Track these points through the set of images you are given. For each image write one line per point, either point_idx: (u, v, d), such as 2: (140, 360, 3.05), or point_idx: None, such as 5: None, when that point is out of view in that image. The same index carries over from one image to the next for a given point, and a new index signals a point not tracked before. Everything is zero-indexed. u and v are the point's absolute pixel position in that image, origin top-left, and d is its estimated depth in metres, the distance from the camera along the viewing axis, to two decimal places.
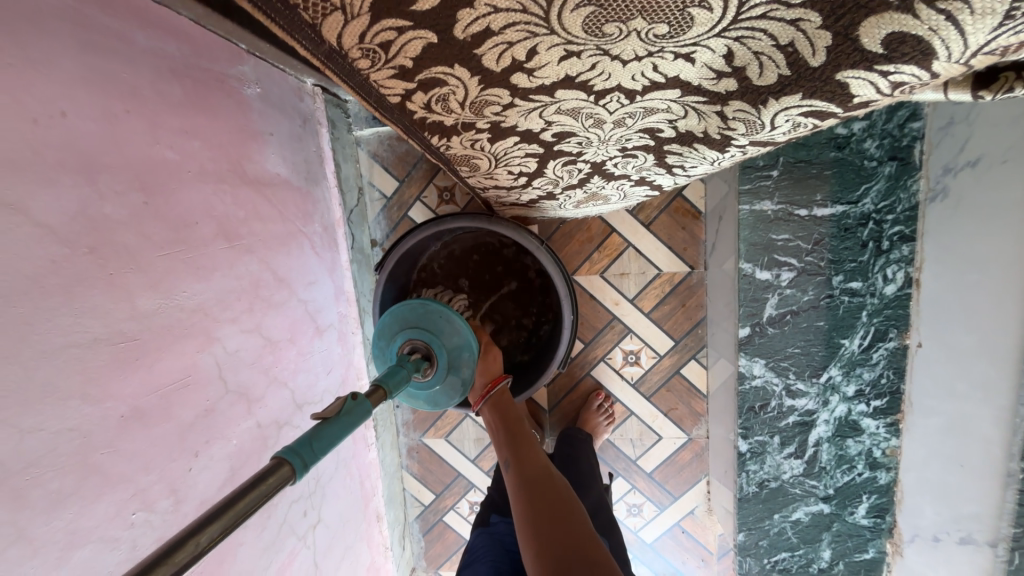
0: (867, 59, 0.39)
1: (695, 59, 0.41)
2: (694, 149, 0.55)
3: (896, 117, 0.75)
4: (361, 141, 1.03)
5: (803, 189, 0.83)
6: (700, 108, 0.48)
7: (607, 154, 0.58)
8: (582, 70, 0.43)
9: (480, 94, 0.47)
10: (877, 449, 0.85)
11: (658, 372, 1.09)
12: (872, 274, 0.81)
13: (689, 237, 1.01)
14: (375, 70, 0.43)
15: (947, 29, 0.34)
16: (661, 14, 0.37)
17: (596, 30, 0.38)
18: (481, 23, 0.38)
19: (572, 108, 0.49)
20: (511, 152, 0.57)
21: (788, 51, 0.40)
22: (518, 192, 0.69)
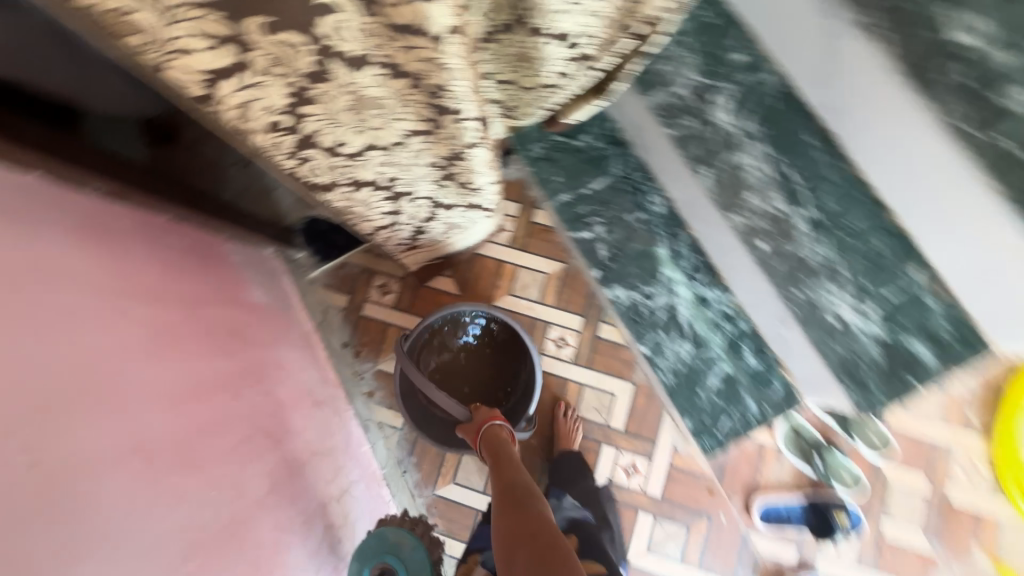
0: (440, 97, 0.71)
1: (417, 117, 0.77)
2: (460, 166, 0.93)
3: (601, 125, 1.28)
4: (314, 279, 1.48)
5: (580, 178, 1.29)
6: (446, 139, 0.84)
7: (427, 188, 0.98)
8: (364, 139, 0.79)
9: (331, 161, 0.81)
10: (724, 305, 1.21)
11: (583, 345, 1.39)
12: (647, 204, 1.24)
13: (553, 243, 1.42)
14: (279, 159, 0.77)
15: (440, 82, 0.68)
16: (371, 107, 0.72)
17: (372, 119, 0.74)
18: (308, 130, 0.72)
19: (380, 160, 0.85)
20: (373, 197, 0.95)
21: (438, 103, 0.73)
22: (398, 226, 1.09)
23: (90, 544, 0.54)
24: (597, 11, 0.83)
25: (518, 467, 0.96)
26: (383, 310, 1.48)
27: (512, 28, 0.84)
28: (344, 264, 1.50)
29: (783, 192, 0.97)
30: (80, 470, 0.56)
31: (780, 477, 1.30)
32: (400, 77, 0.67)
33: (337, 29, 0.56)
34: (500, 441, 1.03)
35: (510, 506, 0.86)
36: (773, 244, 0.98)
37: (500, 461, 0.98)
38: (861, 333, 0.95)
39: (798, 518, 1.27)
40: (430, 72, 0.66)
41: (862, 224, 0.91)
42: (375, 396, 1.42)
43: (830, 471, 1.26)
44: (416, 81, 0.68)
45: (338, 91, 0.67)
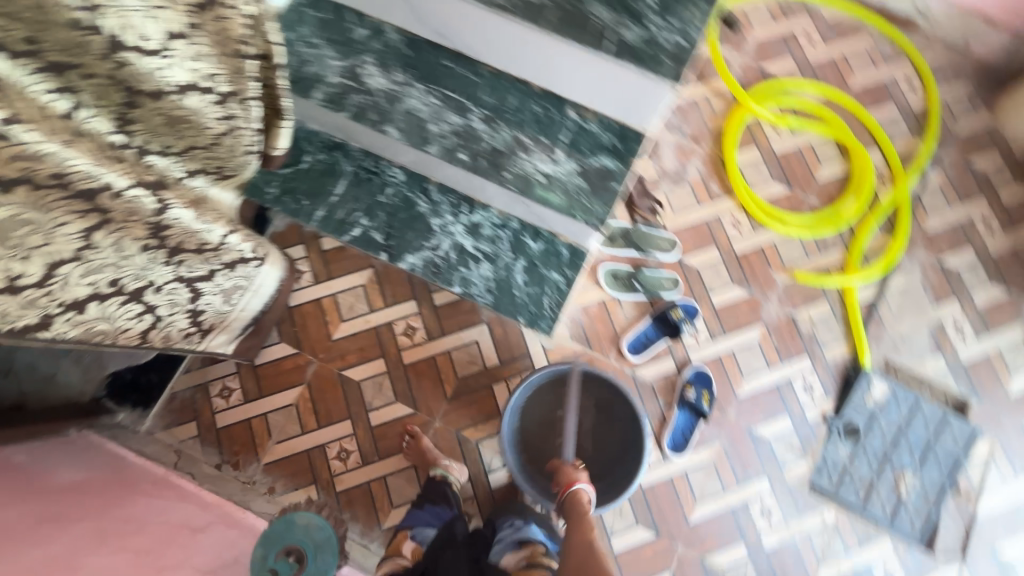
0: (66, 177, 0.73)
1: (75, 209, 0.76)
2: (173, 230, 0.94)
3: (312, 139, 1.36)
4: (150, 428, 1.40)
5: (323, 191, 1.35)
6: (128, 217, 0.85)
7: (162, 270, 0.96)
8: (38, 260, 0.74)
9: (17, 298, 0.74)
10: (493, 218, 1.34)
11: (428, 319, 1.50)
12: (388, 178, 1.35)
13: (353, 259, 1.52)
14: None
15: (48, 163, 0.70)
16: (11, 225, 0.69)
17: (33, 238, 0.72)
18: None
19: (79, 270, 0.81)
20: (110, 308, 0.90)
21: (72, 184, 0.74)
22: (168, 322, 1.04)
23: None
24: (197, 53, 0.94)
25: (596, 536, 1.06)
26: (236, 412, 1.42)
27: (136, 102, 0.94)
28: (172, 397, 1.42)
29: (453, 109, 1.14)
30: None
31: (628, 315, 1.52)
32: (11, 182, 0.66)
33: None
34: (581, 511, 1.11)
35: (578, 571, 0.99)
36: (469, 149, 1.13)
37: (580, 526, 1.08)
38: (563, 173, 1.14)
39: (655, 334, 1.50)
40: (27, 159, 0.67)
41: (513, 99, 1.13)
42: (277, 489, 1.38)
43: (651, 287, 1.52)
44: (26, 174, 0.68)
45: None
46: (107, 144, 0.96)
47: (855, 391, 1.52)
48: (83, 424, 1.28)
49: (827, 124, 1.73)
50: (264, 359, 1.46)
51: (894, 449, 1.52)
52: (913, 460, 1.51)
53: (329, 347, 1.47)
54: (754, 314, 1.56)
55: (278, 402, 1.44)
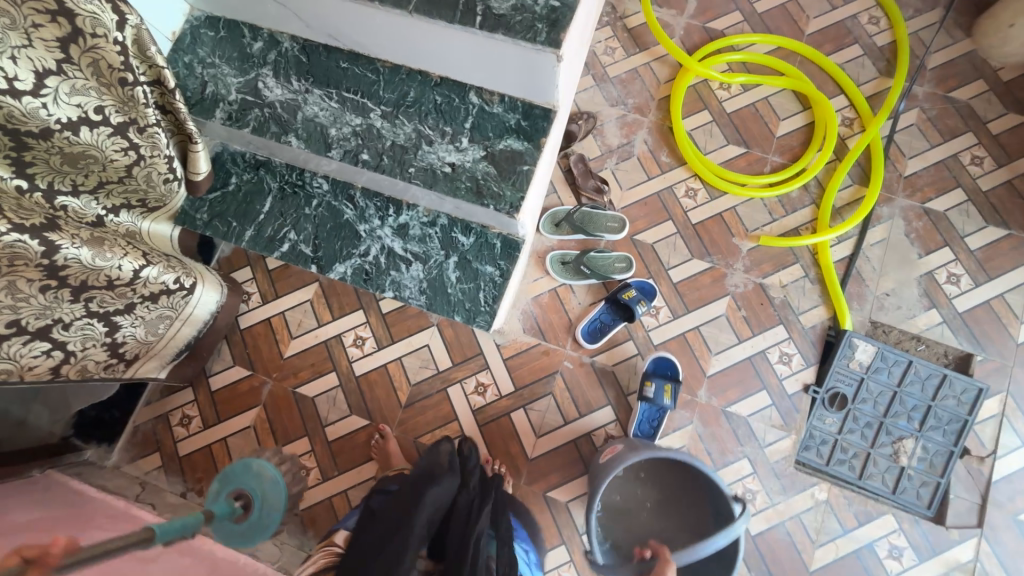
0: None
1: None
2: (71, 267, 0.96)
3: (236, 159, 1.36)
4: (118, 462, 1.43)
5: (251, 210, 1.34)
6: (18, 259, 0.90)
7: (69, 307, 0.98)
8: None
9: None
10: (421, 216, 1.30)
11: (377, 327, 1.48)
12: (313, 189, 1.33)
13: (298, 275, 1.51)
14: None
15: None
16: None
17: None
18: None
19: None
20: (15, 348, 0.94)
21: None
22: (91, 357, 1.07)
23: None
24: (76, 88, 0.93)
25: None
26: (197, 438, 1.44)
27: (24, 143, 0.94)
28: (135, 429, 1.45)
29: (353, 109, 1.11)
30: None
31: (581, 302, 1.45)
32: None
33: None
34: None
35: None
36: (371, 148, 1.10)
37: None
38: (470, 161, 1.07)
39: (610, 319, 1.43)
40: None
41: (414, 92, 1.10)
42: None
43: (602, 269, 1.44)
44: None
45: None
46: (11, 192, 0.98)
47: (837, 357, 1.40)
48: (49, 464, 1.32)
49: (783, 76, 1.58)
50: (219, 384, 1.47)
51: (890, 416, 1.39)
52: (913, 425, 1.38)
53: (281, 366, 1.47)
54: (719, 286, 1.46)
55: (236, 425, 1.44)
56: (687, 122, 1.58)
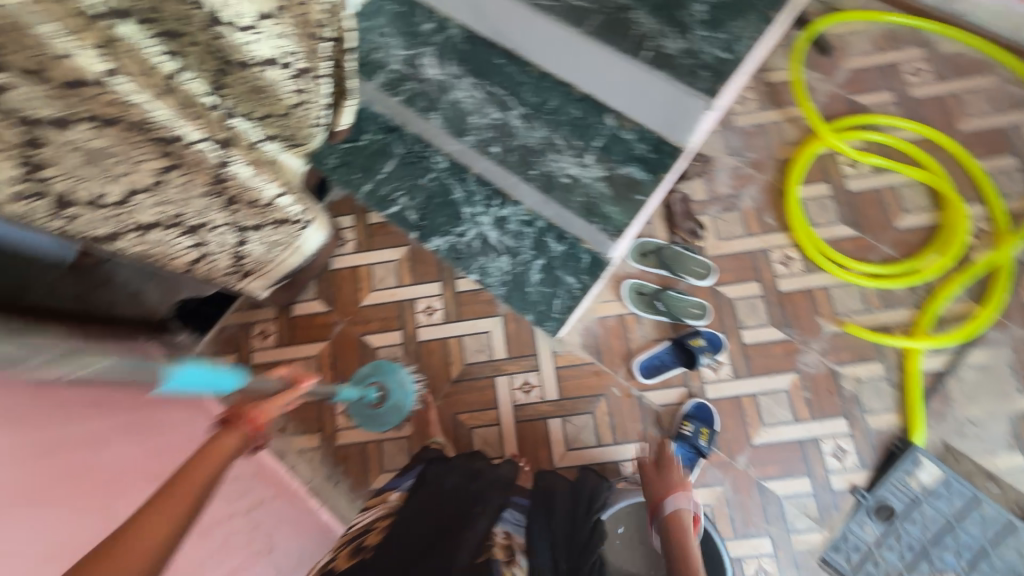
0: (149, 127, 0.90)
1: (152, 154, 0.95)
2: (233, 181, 1.12)
3: (374, 119, 1.49)
4: (200, 352, 1.61)
5: (373, 168, 1.47)
6: (194, 165, 1.03)
7: (220, 215, 1.15)
8: (126, 185, 0.95)
9: (105, 213, 0.95)
10: (523, 214, 1.37)
11: (448, 302, 1.57)
12: (433, 164, 1.44)
13: (393, 235, 1.63)
14: (57, 225, 0.92)
15: (131, 112, 0.86)
16: (110, 155, 0.89)
17: (110, 163, 0.90)
18: (69, 191, 0.88)
19: (155, 202, 1.02)
20: (171, 238, 1.10)
21: (153, 132, 0.92)
22: (217, 261, 1.23)
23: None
24: (277, 30, 1.05)
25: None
26: (270, 352, 1.59)
27: (224, 70, 1.06)
28: (221, 329, 1.62)
29: (494, 104, 1.19)
30: None
31: (646, 335, 1.46)
32: (113, 121, 0.86)
33: (20, 101, 0.74)
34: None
35: None
36: (502, 143, 1.18)
37: None
38: (589, 177, 1.13)
39: (670, 360, 1.43)
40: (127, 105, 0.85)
41: (555, 101, 1.16)
42: (287, 429, 1.51)
43: (677, 310, 1.45)
44: (122, 116, 0.86)
45: (58, 149, 0.82)
46: (202, 107, 1.03)
47: (897, 469, 1.33)
48: (150, 335, 1.51)
49: (919, 169, 1.51)
50: (299, 311, 1.61)
51: (936, 547, 1.31)
52: (959, 564, 1.29)
53: (356, 311, 1.59)
54: (790, 361, 1.43)
55: (304, 352, 1.58)
56: (805, 188, 1.54)
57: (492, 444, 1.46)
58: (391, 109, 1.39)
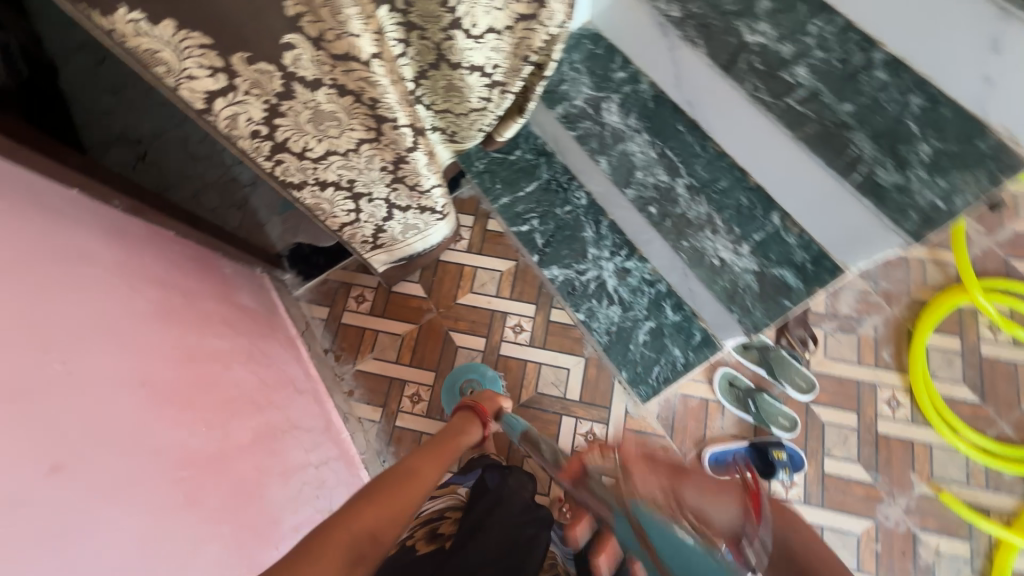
0: (371, 106, 0.99)
1: (363, 127, 1.04)
2: (406, 166, 1.19)
3: (529, 140, 1.55)
4: (299, 296, 1.70)
5: (515, 183, 1.52)
6: (389, 145, 1.11)
7: (384, 191, 1.23)
8: (328, 146, 1.05)
9: (301, 164, 1.05)
10: (646, 273, 1.38)
11: (538, 326, 1.59)
12: (573, 199, 1.48)
13: (505, 247, 1.68)
14: (264, 164, 1.02)
15: (367, 89, 0.94)
16: (329, 118, 0.98)
17: (330, 123, 1.00)
18: (286, 139, 0.98)
19: (341, 166, 1.10)
20: (337, 199, 1.19)
21: (373, 110, 1.00)
22: (360, 227, 1.32)
23: (106, 439, 0.69)
24: (500, 44, 1.12)
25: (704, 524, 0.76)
26: (360, 317, 1.66)
27: (438, 65, 1.15)
28: (325, 281, 1.71)
29: (665, 167, 1.21)
30: (90, 391, 0.71)
31: (724, 427, 1.43)
32: (348, 93, 0.94)
33: (295, 60, 0.84)
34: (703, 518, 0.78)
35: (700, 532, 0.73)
36: (662, 206, 1.19)
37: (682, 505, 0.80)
38: (741, 266, 1.13)
39: (744, 461, 1.39)
40: (367, 85, 0.93)
41: (726, 183, 1.17)
42: (355, 395, 1.57)
43: (766, 415, 1.41)
44: (358, 91, 0.94)
45: (299, 105, 0.93)
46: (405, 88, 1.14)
47: None
48: (266, 268, 1.61)
49: None
50: (398, 289, 1.68)
51: None
52: None
53: (450, 307, 1.65)
54: (868, 506, 1.35)
55: (391, 328, 1.64)
56: (932, 335, 1.47)
57: (541, 478, 1.46)
58: (552, 135, 1.45)
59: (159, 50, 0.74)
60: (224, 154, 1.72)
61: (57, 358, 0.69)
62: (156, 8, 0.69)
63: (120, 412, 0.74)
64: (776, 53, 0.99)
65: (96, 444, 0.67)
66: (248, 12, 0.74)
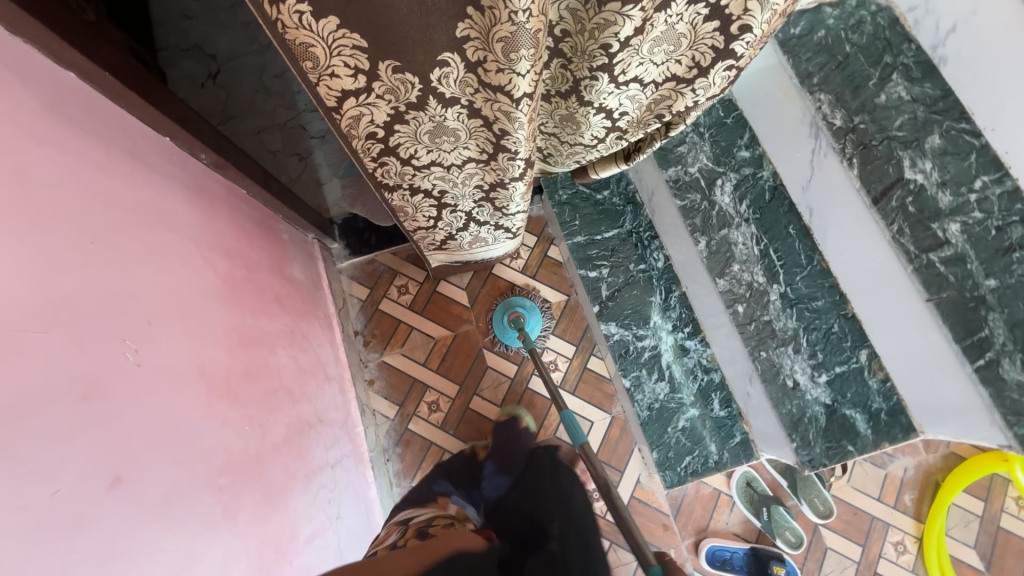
0: (498, 135, 0.89)
1: (477, 149, 0.95)
2: (501, 192, 1.10)
3: (622, 183, 1.49)
4: (342, 269, 1.64)
5: (594, 225, 1.46)
6: (495, 170, 1.02)
7: (470, 205, 1.16)
8: (434, 158, 0.96)
9: (403, 167, 0.97)
10: (703, 358, 1.35)
11: (573, 370, 1.54)
12: (650, 258, 1.44)
13: (561, 278, 1.60)
14: (365, 162, 0.94)
15: (504, 121, 0.84)
16: (449, 133, 0.89)
17: (444, 138, 0.91)
18: (397, 143, 0.89)
19: (440, 176, 1.02)
20: (423, 204, 1.11)
21: (498, 138, 0.90)
22: (432, 232, 1.25)
23: (160, 443, 0.65)
24: (639, 96, 0.98)
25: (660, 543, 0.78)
26: (398, 308, 1.61)
27: (568, 96, 1.01)
28: (371, 261, 1.65)
29: (764, 268, 1.17)
30: (154, 386, 0.67)
31: (729, 523, 1.42)
32: (478, 117, 0.85)
33: (441, 77, 0.75)
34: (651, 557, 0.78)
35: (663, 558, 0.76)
36: (750, 307, 1.18)
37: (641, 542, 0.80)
38: (813, 395, 1.12)
39: (740, 562, 1.38)
40: (505, 117, 0.83)
41: (822, 303, 1.09)
42: (375, 385, 1.55)
43: (775, 525, 1.41)
44: (492, 119, 0.85)
45: (426, 117, 0.84)
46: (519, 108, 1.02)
47: None
48: (318, 235, 1.54)
49: None
50: (444, 290, 1.63)
51: None
52: None
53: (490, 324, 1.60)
54: None
55: (426, 328, 1.60)
56: (961, 493, 1.44)
57: None
58: (652, 186, 1.38)
59: (315, 46, 0.66)
60: (300, 97, 1.62)
61: (131, 347, 0.65)
62: (327, 4, 0.61)
63: (177, 411, 0.70)
64: (932, 201, 0.90)
65: (154, 450, 0.64)
66: (417, 29, 0.66)
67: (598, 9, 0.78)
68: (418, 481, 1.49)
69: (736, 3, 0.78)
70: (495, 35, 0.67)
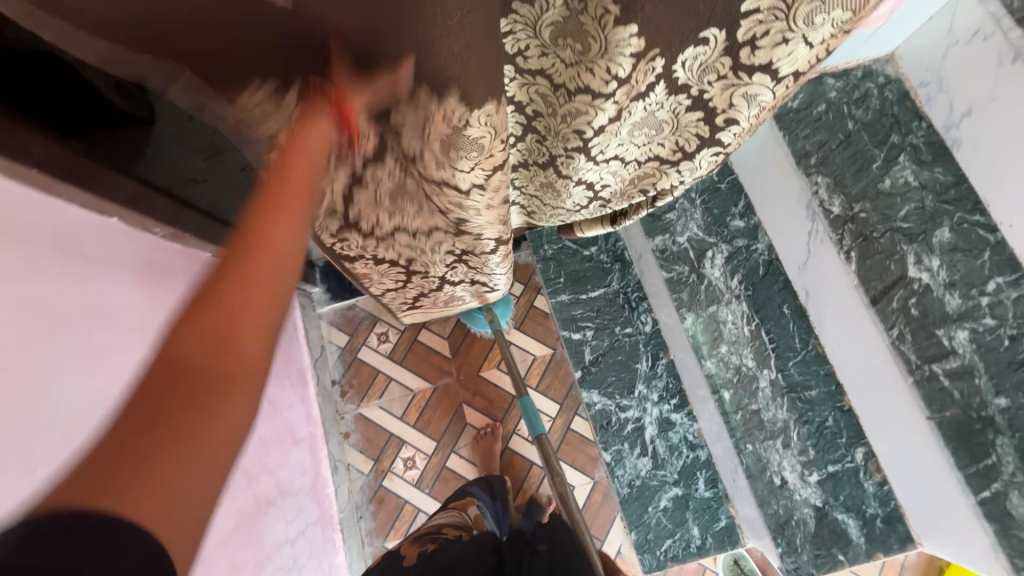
0: (457, 219, 0.83)
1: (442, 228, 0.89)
2: (472, 262, 1.04)
3: (611, 240, 1.46)
4: (322, 315, 1.59)
5: (580, 284, 1.43)
6: (463, 246, 0.96)
7: (441, 272, 1.09)
8: (397, 231, 0.91)
9: (364, 239, 0.92)
10: (690, 433, 1.32)
11: (555, 431, 1.39)
12: (637, 321, 1.41)
13: (546, 329, 1.45)
14: (325, 235, 0.89)
15: (459, 209, 0.78)
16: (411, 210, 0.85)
17: (409, 207, 0.87)
18: (356, 217, 0.85)
19: (406, 248, 0.97)
20: (389, 271, 1.06)
21: (459, 221, 0.84)
22: (404, 293, 1.19)
23: None
24: (621, 171, 0.90)
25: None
26: (377, 357, 1.56)
27: (546, 167, 0.91)
28: (352, 306, 1.60)
29: (754, 351, 1.11)
30: None
31: None
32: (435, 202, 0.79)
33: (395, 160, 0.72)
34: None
35: None
36: (737, 394, 1.17)
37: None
38: (801, 494, 1.05)
39: None
40: (461, 207, 0.77)
41: (816, 394, 1.01)
42: (350, 438, 1.50)
43: None
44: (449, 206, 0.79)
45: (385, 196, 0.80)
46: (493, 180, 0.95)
47: None
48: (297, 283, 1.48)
49: None
50: (425, 339, 1.58)
51: None
52: None
53: (473, 377, 1.55)
54: None
55: (405, 380, 1.55)
56: None
57: None
58: (641, 247, 1.37)
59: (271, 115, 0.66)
60: None
61: (40, 474, 0.60)
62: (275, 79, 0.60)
63: None
64: (938, 303, 0.81)
65: None
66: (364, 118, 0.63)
67: (568, 98, 0.70)
68: (390, 542, 1.44)
69: (721, 97, 0.69)
70: (435, 137, 0.62)
